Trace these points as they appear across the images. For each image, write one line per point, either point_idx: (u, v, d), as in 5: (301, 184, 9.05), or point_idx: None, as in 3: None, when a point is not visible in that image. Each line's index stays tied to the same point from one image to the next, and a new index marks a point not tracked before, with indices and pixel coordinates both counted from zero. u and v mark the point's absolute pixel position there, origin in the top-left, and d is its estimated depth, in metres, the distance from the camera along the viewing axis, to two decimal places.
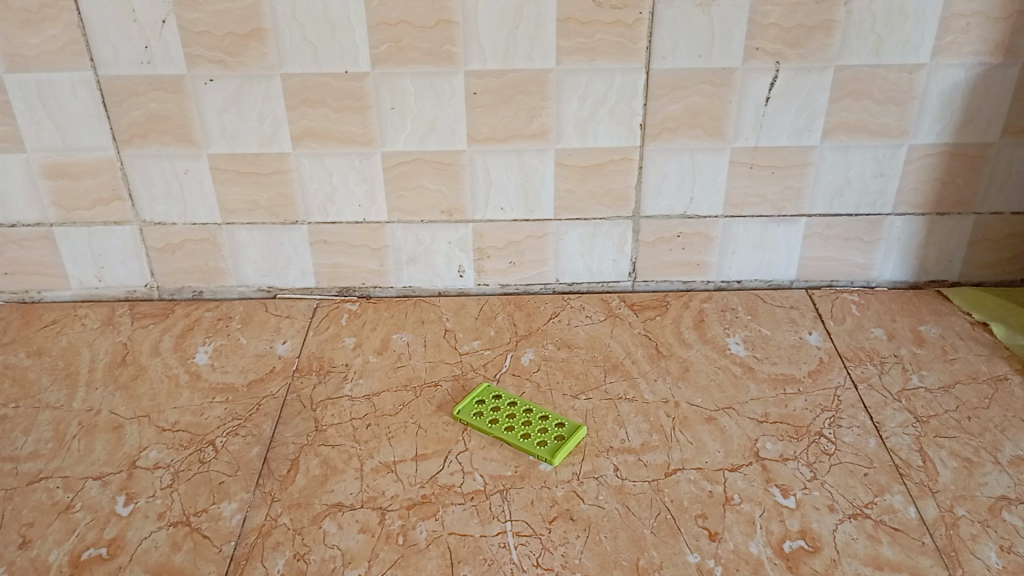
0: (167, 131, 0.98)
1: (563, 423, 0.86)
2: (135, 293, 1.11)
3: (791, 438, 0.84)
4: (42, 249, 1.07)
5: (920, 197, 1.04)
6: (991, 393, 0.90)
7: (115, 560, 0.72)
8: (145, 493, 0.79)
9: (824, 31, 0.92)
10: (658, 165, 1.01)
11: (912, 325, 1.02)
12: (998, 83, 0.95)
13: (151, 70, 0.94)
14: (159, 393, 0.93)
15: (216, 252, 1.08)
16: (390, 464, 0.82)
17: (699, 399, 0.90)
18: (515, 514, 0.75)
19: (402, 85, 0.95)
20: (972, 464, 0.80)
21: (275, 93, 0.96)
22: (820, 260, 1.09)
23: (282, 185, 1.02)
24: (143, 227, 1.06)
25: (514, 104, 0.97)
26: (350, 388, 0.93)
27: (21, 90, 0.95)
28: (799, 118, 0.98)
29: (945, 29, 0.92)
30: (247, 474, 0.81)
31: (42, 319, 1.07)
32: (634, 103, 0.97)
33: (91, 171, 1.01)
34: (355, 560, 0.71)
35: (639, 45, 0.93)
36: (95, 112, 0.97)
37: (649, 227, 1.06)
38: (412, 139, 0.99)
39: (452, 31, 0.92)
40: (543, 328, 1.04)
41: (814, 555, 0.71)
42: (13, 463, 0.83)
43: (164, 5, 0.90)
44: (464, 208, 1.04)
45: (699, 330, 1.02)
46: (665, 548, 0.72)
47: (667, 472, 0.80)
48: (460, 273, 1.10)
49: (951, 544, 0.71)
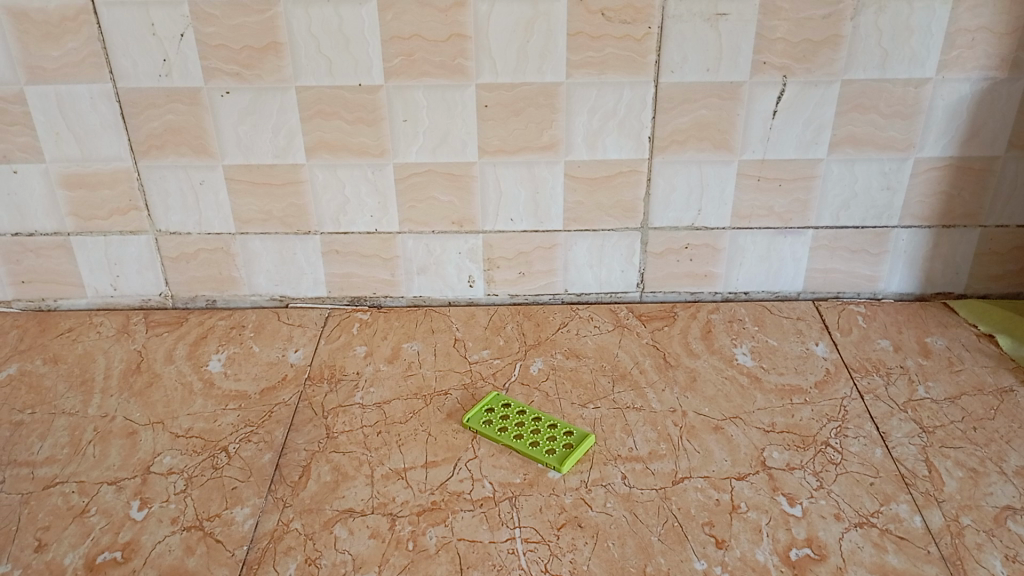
0: (183, 142, 1.00)
1: (571, 431, 0.87)
2: (150, 302, 1.13)
3: (798, 448, 0.84)
4: (59, 258, 1.09)
5: (926, 209, 1.04)
6: (997, 403, 0.90)
7: (129, 563, 0.73)
8: (158, 497, 0.80)
9: (830, 45, 0.94)
10: (667, 177, 1.03)
11: (918, 336, 1.03)
12: (1003, 97, 0.97)
13: (169, 82, 0.96)
14: (173, 400, 0.95)
15: (229, 262, 1.10)
16: (400, 470, 0.83)
17: (707, 409, 0.91)
18: (524, 520, 0.76)
19: (414, 98, 0.97)
20: (977, 474, 0.80)
21: (290, 105, 0.98)
22: (826, 272, 1.10)
23: (296, 196, 1.04)
24: (158, 236, 1.08)
25: (524, 116, 0.98)
26: (362, 396, 0.94)
27: (41, 102, 0.98)
28: (805, 131, 0.99)
29: (951, 43, 0.93)
30: (260, 479, 0.82)
31: (58, 326, 1.09)
32: (642, 115, 0.99)
33: (108, 182, 1.03)
34: (366, 564, 0.72)
35: (648, 59, 0.95)
36: (114, 124, 0.99)
37: (656, 239, 1.07)
38: (423, 151, 1.01)
39: (464, 45, 0.94)
40: (552, 338, 1.05)
41: (820, 563, 0.71)
42: (30, 467, 0.84)
43: (183, 19, 0.93)
44: (475, 219, 1.06)
45: (706, 340, 1.03)
46: (671, 554, 0.72)
47: (673, 480, 0.80)
48: (470, 283, 1.11)
49: (956, 553, 0.71)
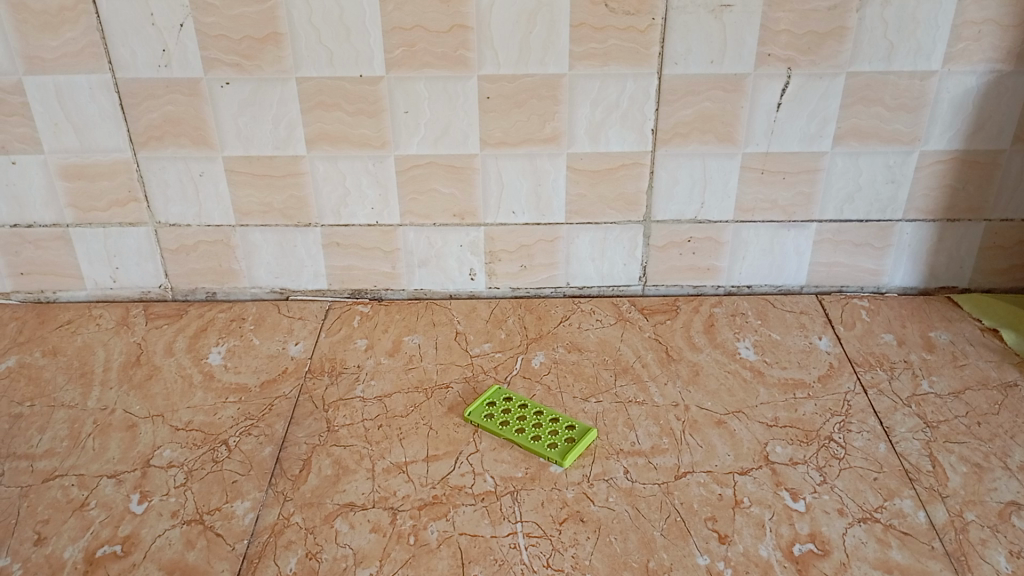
0: (182, 133, 0.99)
1: (573, 425, 0.87)
2: (150, 294, 1.12)
3: (801, 443, 0.84)
4: (58, 250, 1.08)
5: (931, 203, 1.04)
6: (1001, 398, 0.90)
7: (129, 557, 0.73)
8: (158, 491, 0.80)
9: (836, 37, 0.93)
10: (669, 170, 1.02)
11: (922, 330, 1.02)
12: (1009, 91, 0.96)
13: (168, 72, 0.95)
14: (173, 393, 0.94)
15: (229, 254, 1.09)
16: (401, 464, 0.82)
17: (709, 403, 0.90)
18: (526, 515, 0.76)
19: (416, 89, 0.96)
20: (981, 469, 0.80)
21: (290, 96, 0.97)
22: (829, 265, 1.09)
23: (296, 188, 1.03)
24: (158, 228, 1.07)
25: (527, 109, 0.97)
26: (362, 389, 0.94)
27: (39, 92, 0.97)
28: (809, 124, 0.98)
29: (957, 36, 0.92)
30: (260, 473, 0.82)
31: (58, 319, 1.09)
32: (645, 108, 0.98)
33: (108, 173, 1.03)
34: (367, 558, 0.72)
35: (652, 51, 0.94)
36: (112, 114, 0.98)
37: (659, 232, 1.07)
38: (424, 143, 1.00)
39: (466, 36, 0.93)
40: (554, 331, 1.04)
41: (823, 559, 0.71)
42: (29, 460, 0.84)
43: (182, 8, 0.92)
44: (476, 211, 1.05)
45: (709, 334, 1.03)
46: (674, 550, 0.72)
47: (676, 475, 0.80)
48: (472, 276, 1.11)
49: (960, 549, 0.71)
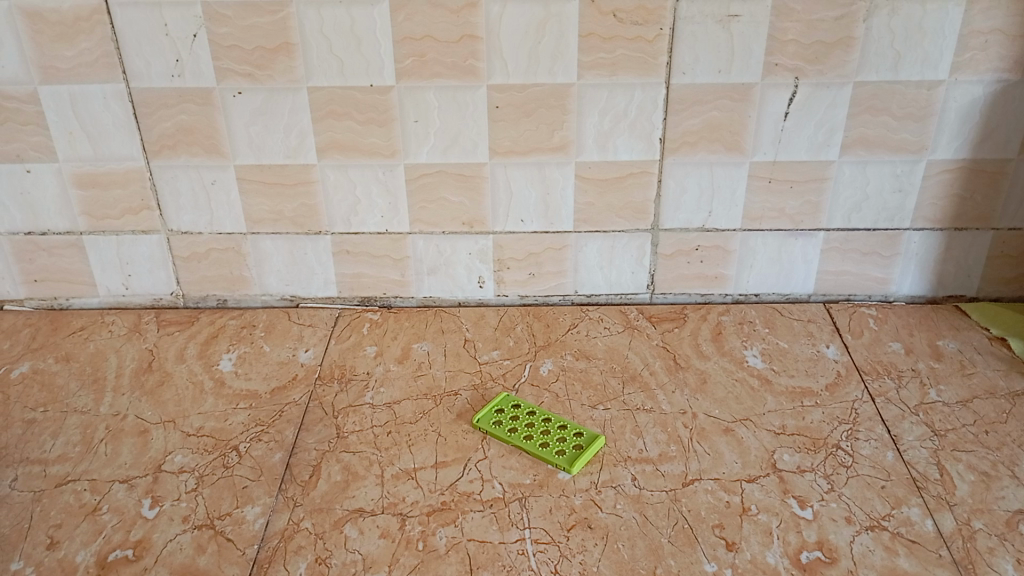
0: (195, 142, 1.01)
1: (580, 432, 0.87)
2: (162, 301, 1.14)
3: (809, 450, 0.84)
4: (71, 257, 1.10)
5: (939, 212, 1.04)
6: (1009, 407, 0.90)
7: (140, 561, 0.73)
8: (169, 496, 0.81)
9: (842, 47, 0.93)
10: (677, 178, 1.03)
11: (929, 339, 1.02)
12: (1016, 100, 0.96)
13: (181, 82, 0.97)
14: (184, 399, 0.95)
15: (240, 261, 1.10)
16: (410, 470, 0.83)
17: (717, 411, 0.91)
18: (534, 521, 0.76)
19: (426, 99, 0.97)
20: (989, 478, 0.80)
21: (301, 105, 0.98)
22: (837, 273, 1.09)
23: (307, 196, 1.05)
24: (170, 236, 1.08)
25: (535, 118, 0.98)
26: (372, 396, 0.94)
27: (55, 102, 0.98)
28: (817, 133, 0.99)
29: (964, 46, 0.93)
30: (270, 478, 0.82)
31: (71, 325, 1.10)
32: (654, 117, 0.98)
33: (121, 181, 1.04)
34: (376, 564, 0.72)
35: (660, 60, 0.95)
36: (126, 123, 1.00)
37: (667, 240, 1.07)
38: (434, 152, 1.01)
39: (475, 46, 0.94)
40: (561, 339, 1.05)
41: (831, 566, 0.71)
42: (42, 465, 0.85)
43: (196, 19, 0.93)
44: (485, 220, 1.06)
45: (716, 342, 1.03)
46: (682, 557, 0.72)
47: (683, 482, 0.80)
48: (481, 283, 1.12)
49: (968, 557, 0.71)
